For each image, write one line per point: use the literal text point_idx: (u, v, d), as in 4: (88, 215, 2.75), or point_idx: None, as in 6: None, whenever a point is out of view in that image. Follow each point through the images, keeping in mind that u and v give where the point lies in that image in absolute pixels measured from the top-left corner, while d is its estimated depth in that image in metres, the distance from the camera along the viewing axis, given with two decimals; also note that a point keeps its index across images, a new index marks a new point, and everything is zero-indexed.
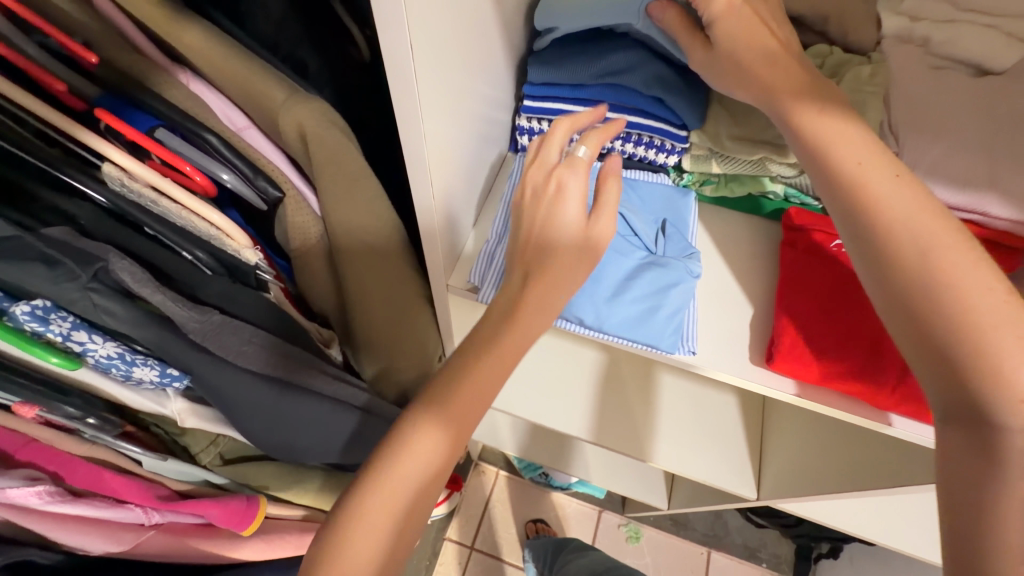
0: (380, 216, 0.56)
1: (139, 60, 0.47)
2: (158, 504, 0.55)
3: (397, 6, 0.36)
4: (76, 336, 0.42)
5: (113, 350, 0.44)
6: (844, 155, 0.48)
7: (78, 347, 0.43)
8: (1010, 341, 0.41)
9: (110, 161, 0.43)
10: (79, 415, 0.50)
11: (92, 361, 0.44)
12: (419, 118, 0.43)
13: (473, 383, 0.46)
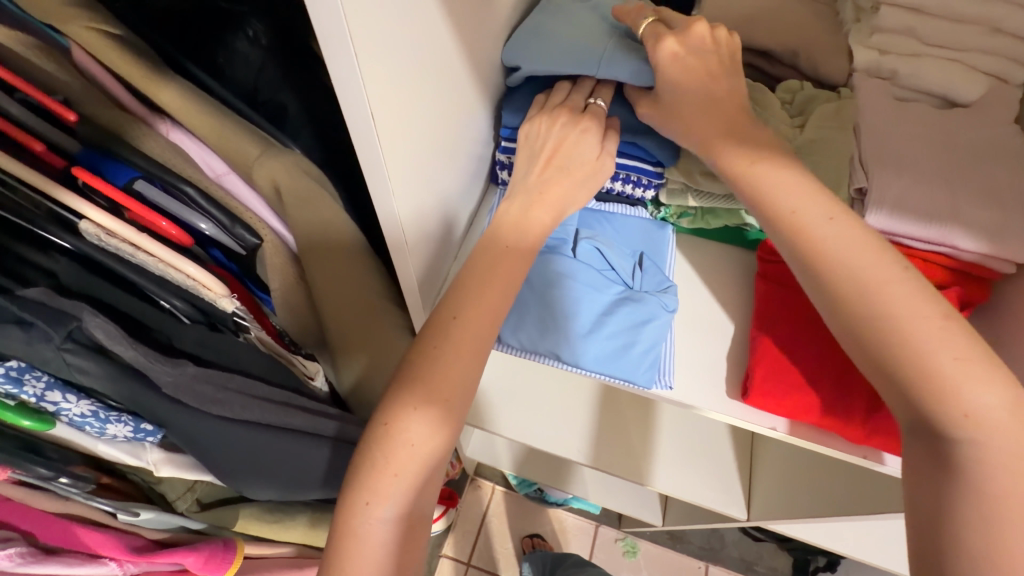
0: (356, 252, 0.56)
1: (119, 115, 0.49)
2: (134, 556, 0.53)
3: (358, 90, 0.38)
4: (51, 396, 0.43)
5: (88, 407, 0.45)
6: (790, 200, 0.50)
7: (52, 407, 0.44)
8: (964, 388, 0.42)
9: (87, 218, 0.43)
10: (51, 476, 0.48)
11: (67, 419, 0.45)
12: (385, 174, 0.45)
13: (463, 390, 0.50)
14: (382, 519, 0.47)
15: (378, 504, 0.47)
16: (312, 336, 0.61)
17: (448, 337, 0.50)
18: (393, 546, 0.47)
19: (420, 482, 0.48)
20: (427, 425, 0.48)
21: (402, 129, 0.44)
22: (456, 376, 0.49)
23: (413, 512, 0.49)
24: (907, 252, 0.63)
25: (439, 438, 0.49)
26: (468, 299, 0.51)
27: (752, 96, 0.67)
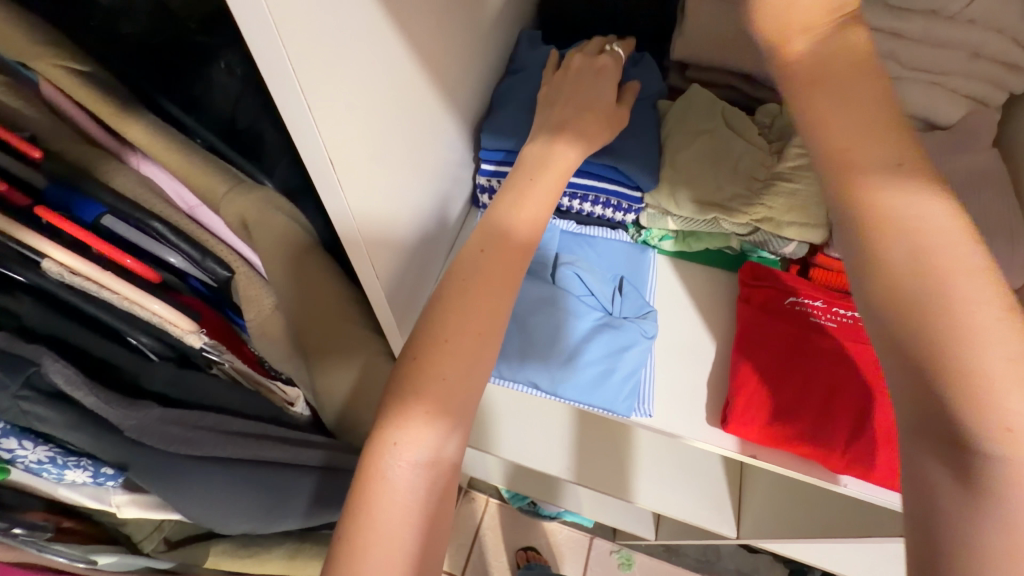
0: (322, 271, 0.54)
1: (88, 151, 0.49)
2: None
3: (313, 136, 0.38)
4: (6, 443, 0.42)
5: (44, 453, 0.44)
6: (842, 135, 0.36)
7: (8, 454, 0.43)
8: None
9: (50, 257, 0.43)
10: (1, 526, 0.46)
11: (23, 466, 0.44)
12: (347, 209, 0.44)
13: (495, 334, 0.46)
14: (413, 463, 0.41)
15: (405, 439, 0.41)
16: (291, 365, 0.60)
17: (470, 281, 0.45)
18: (421, 493, 0.41)
19: (448, 425, 0.43)
20: (446, 391, 0.43)
21: (363, 162, 0.44)
22: (469, 331, 0.44)
23: (445, 458, 0.43)
24: None
25: (480, 369, 0.45)
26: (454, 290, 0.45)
27: (730, 122, 0.66)
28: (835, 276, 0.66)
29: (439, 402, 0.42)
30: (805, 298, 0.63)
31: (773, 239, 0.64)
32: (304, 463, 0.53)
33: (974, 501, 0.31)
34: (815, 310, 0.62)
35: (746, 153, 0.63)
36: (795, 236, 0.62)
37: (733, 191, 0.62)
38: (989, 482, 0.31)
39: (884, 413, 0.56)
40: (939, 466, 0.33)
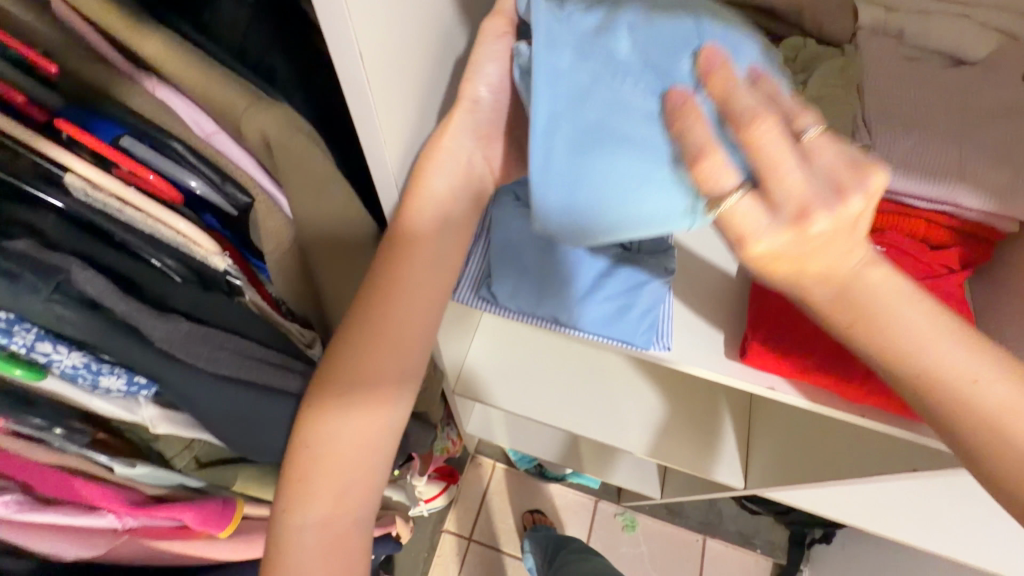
0: (350, 211, 0.55)
1: (101, 70, 0.47)
2: (134, 508, 0.51)
3: (349, 43, 0.36)
4: (41, 347, 0.41)
5: (80, 359, 0.43)
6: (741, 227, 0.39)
7: (43, 358, 0.42)
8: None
9: (72, 172, 0.43)
10: (47, 426, 0.47)
11: (59, 373, 0.43)
12: (376, 124, 0.43)
13: (370, 389, 0.49)
14: (303, 524, 0.48)
15: (294, 516, 0.48)
16: (308, 304, 0.62)
17: (348, 344, 0.49)
18: (321, 551, 0.48)
19: (337, 496, 0.48)
20: (330, 456, 0.48)
21: (393, 75, 0.43)
22: (344, 397, 0.48)
23: (342, 510, 0.49)
24: (911, 211, 0.62)
25: (362, 426, 0.49)
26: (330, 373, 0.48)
27: None
28: None
29: (321, 469, 0.48)
30: None
31: None
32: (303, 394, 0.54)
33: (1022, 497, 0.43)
34: None
35: None
36: None
37: None
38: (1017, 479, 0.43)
39: None
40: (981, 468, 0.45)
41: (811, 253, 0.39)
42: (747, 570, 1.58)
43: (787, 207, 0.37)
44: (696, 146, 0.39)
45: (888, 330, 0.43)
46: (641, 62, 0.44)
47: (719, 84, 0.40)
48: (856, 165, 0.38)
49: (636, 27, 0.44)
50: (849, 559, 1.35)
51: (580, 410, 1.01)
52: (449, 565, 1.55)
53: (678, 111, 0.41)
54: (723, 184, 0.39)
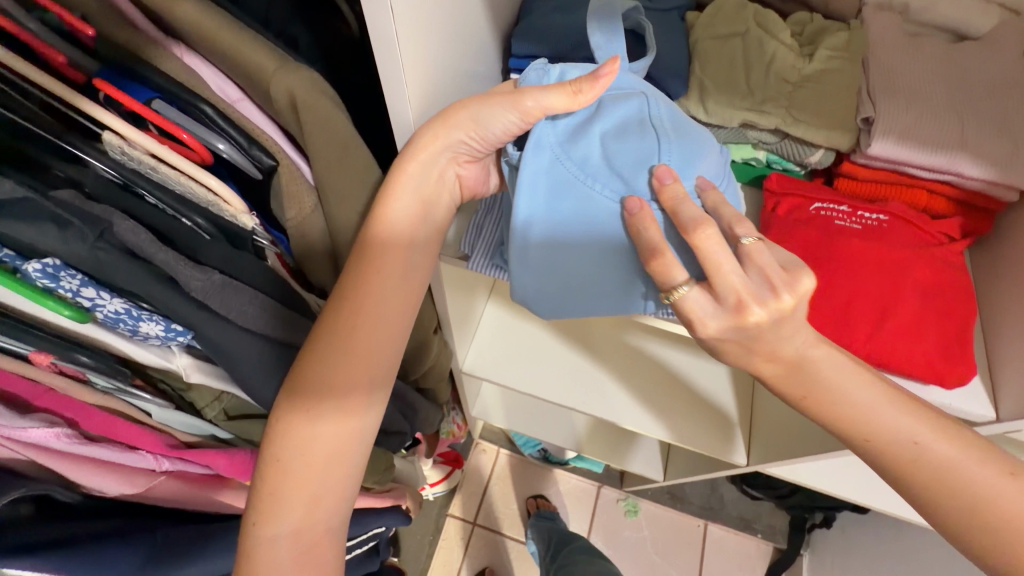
0: (369, 183, 0.57)
1: (134, 34, 0.49)
2: (170, 451, 0.53)
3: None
4: (86, 292, 0.45)
5: (120, 306, 0.46)
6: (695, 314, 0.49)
7: (88, 302, 0.46)
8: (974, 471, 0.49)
9: (109, 130, 0.45)
10: (93, 366, 0.49)
11: (101, 317, 0.47)
12: (402, 78, 0.45)
13: (345, 392, 0.51)
14: (277, 531, 0.49)
15: (268, 526, 0.50)
16: (325, 273, 0.63)
17: (325, 350, 0.51)
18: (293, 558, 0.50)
19: (309, 505, 0.50)
20: (305, 461, 0.50)
21: (421, 34, 0.45)
22: (320, 402, 0.50)
23: (316, 516, 0.51)
24: (910, 182, 0.64)
25: (337, 432, 0.51)
26: (300, 388, 0.50)
27: (760, 23, 0.66)
28: (859, 184, 0.66)
29: (297, 474, 0.50)
30: (830, 203, 0.65)
31: (800, 146, 0.65)
32: None
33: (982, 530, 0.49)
34: (840, 214, 0.64)
35: (779, 54, 0.64)
36: (822, 141, 0.62)
37: (765, 94, 0.63)
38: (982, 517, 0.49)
39: (905, 312, 0.59)
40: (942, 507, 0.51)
41: (755, 337, 0.49)
42: (749, 558, 1.54)
43: (728, 301, 0.48)
44: (648, 249, 0.48)
45: (835, 403, 0.51)
46: (611, 169, 0.50)
47: (672, 199, 0.48)
48: (788, 271, 0.48)
49: (609, 137, 0.51)
50: (853, 541, 1.34)
51: (585, 389, 0.95)
52: (453, 551, 1.49)
53: (633, 220, 0.48)
54: (675, 278, 0.48)
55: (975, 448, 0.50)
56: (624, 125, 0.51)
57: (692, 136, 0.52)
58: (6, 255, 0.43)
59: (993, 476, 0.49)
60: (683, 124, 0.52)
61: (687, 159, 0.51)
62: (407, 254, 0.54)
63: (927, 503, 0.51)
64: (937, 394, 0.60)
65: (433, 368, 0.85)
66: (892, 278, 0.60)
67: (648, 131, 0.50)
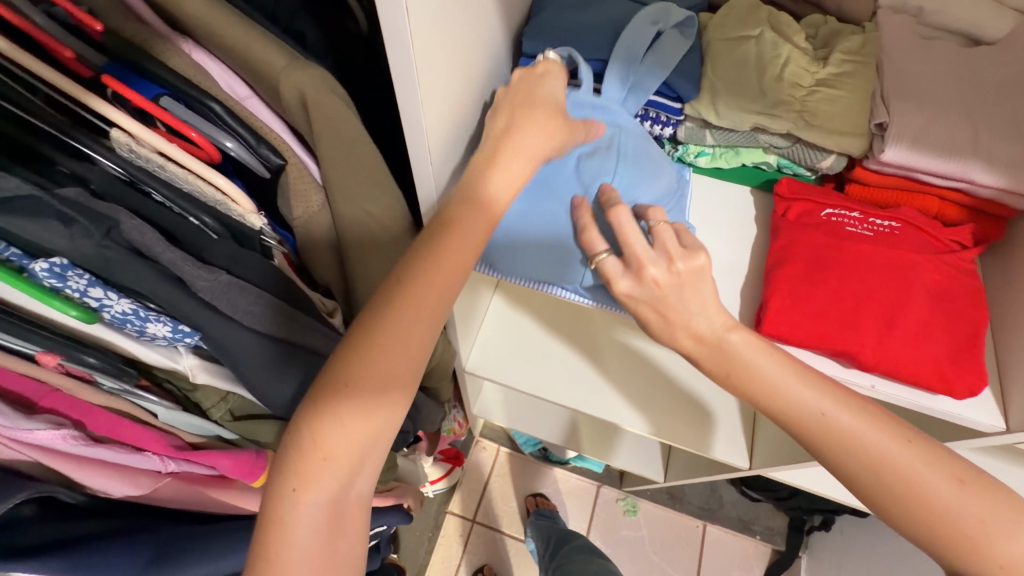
0: (381, 185, 0.57)
1: (142, 29, 0.48)
2: (176, 453, 0.54)
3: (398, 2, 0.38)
4: (93, 292, 0.45)
5: (128, 306, 0.46)
6: (610, 272, 0.53)
7: (95, 302, 0.45)
8: (893, 448, 0.48)
9: (118, 127, 0.44)
10: (98, 367, 0.49)
11: (108, 317, 0.47)
12: (415, 78, 0.44)
13: (407, 361, 0.48)
14: (313, 503, 0.45)
15: (306, 489, 0.45)
16: (332, 274, 0.63)
17: (395, 300, 0.47)
18: (321, 535, 0.45)
19: (349, 475, 0.46)
20: (356, 430, 0.46)
21: (432, 33, 0.44)
22: (388, 364, 0.46)
23: (350, 493, 0.47)
24: (921, 188, 0.64)
25: (390, 401, 0.47)
26: (369, 353, 0.46)
27: (773, 26, 0.66)
28: (869, 188, 0.66)
29: (345, 441, 0.45)
30: (841, 209, 0.64)
31: (811, 150, 0.64)
32: None
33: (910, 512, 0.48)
34: (851, 220, 0.63)
35: (792, 57, 0.63)
36: (833, 146, 0.62)
37: (777, 96, 0.62)
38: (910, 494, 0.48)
39: (913, 316, 0.58)
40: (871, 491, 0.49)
41: (662, 300, 0.52)
42: (747, 558, 1.54)
43: (634, 260, 0.52)
44: (583, 224, 0.54)
45: (766, 387, 0.51)
46: (577, 175, 0.57)
47: (608, 193, 0.55)
48: (690, 247, 0.52)
49: (584, 153, 0.58)
50: (851, 545, 1.34)
51: (583, 387, 0.93)
52: (452, 548, 1.49)
53: (576, 207, 0.55)
54: (596, 246, 0.53)
55: (885, 418, 0.50)
56: (596, 143, 0.58)
57: (649, 164, 0.59)
58: (14, 254, 0.42)
59: (893, 444, 0.48)
60: (641, 154, 0.59)
61: (639, 179, 0.58)
62: (467, 233, 0.49)
63: (846, 475, 0.50)
64: (945, 403, 0.60)
65: (435, 368, 0.83)
66: (902, 286, 0.59)
67: (612, 152, 0.58)
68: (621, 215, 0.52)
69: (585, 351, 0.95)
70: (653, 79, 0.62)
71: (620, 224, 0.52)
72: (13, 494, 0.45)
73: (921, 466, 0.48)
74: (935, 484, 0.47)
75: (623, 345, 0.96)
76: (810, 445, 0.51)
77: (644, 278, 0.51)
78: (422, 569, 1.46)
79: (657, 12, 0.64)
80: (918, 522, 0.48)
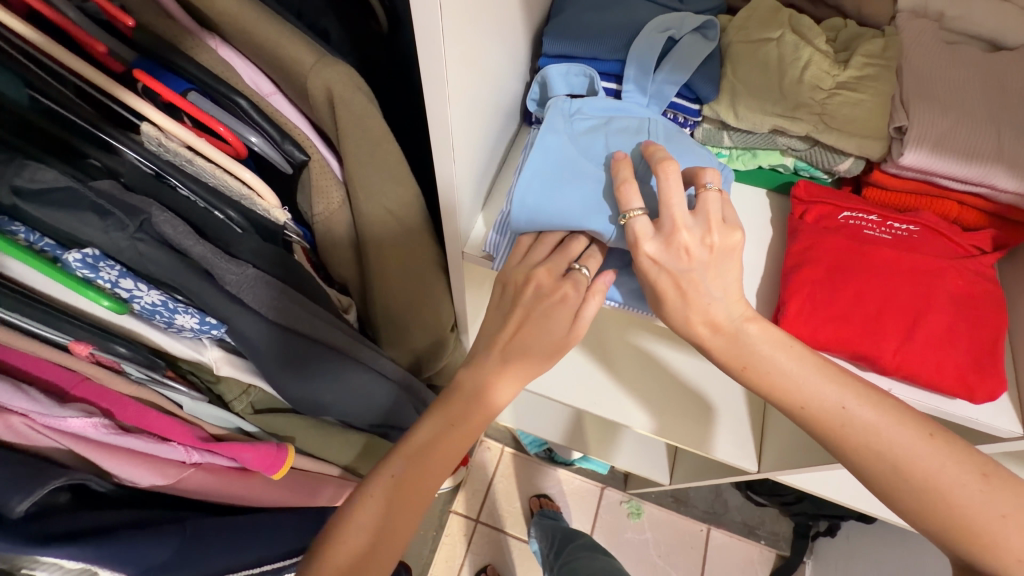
0: (402, 181, 0.57)
1: (173, 25, 0.49)
2: (199, 443, 0.55)
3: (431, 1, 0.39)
4: (123, 283, 0.45)
5: (157, 298, 0.46)
6: (638, 231, 0.50)
7: (126, 293, 0.46)
8: (913, 447, 0.49)
9: (148, 121, 0.46)
10: (128, 357, 0.50)
11: (138, 308, 0.47)
12: (444, 75, 0.44)
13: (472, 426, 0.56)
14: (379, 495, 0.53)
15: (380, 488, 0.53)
16: (350, 269, 0.64)
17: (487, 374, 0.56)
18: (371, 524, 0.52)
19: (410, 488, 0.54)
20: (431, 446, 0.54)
21: (462, 30, 0.44)
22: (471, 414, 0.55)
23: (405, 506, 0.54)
24: (941, 192, 0.63)
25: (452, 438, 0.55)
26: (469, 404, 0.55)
27: (795, 29, 0.66)
28: (887, 193, 0.66)
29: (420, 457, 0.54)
30: (858, 212, 0.64)
31: (829, 154, 0.64)
32: (360, 359, 0.58)
33: (929, 508, 0.49)
34: (869, 223, 0.63)
35: (814, 60, 0.63)
36: (853, 148, 0.62)
37: (796, 100, 0.62)
38: (929, 491, 0.48)
39: (935, 322, 0.58)
40: (887, 485, 0.50)
41: (687, 275, 0.50)
42: (752, 563, 1.53)
43: (670, 226, 0.50)
44: (621, 179, 0.51)
45: (791, 386, 0.51)
46: (603, 153, 0.58)
47: (655, 149, 0.52)
48: (730, 222, 0.51)
49: (612, 135, 0.60)
50: (856, 550, 1.33)
51: (590, 386, 0.93)
52: (457, 547, 1.49)
53: (616, 161, 0.53)
54: (633, 203, 0.50)
55: (909, 416, 0.50)
56: (626, 127, 0.60)
57: (683, 147, 0.60)
58: (48, 245, 0.43)
59: (914, 438, 0.49)
60: (675, 139, 0.61)
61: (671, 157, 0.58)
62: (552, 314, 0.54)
63: (862, 467, 0.51)
64: (962, 407, 0.60)
65: (447, 365, 0.83)
66: (922, 291, 0.59)
67: (641, 133, 0.60)
68: (668, 173, 0.49)
69: (592, 350, 0.96)
70: (673, 85, 0.62)
71: (667, 184, 0.50)
72: (48, 481, 0.45)
73: (943, 463, 0.48)
74: (959, 480, 0.48)
75: (631, 346, 0.96)
76: (829, 442, 0.51)
77: (674, 250, 0.50)
78: (426, 567, 1.47)
79: (672, 20, 0.64)
80: (936, 517, 0.49)
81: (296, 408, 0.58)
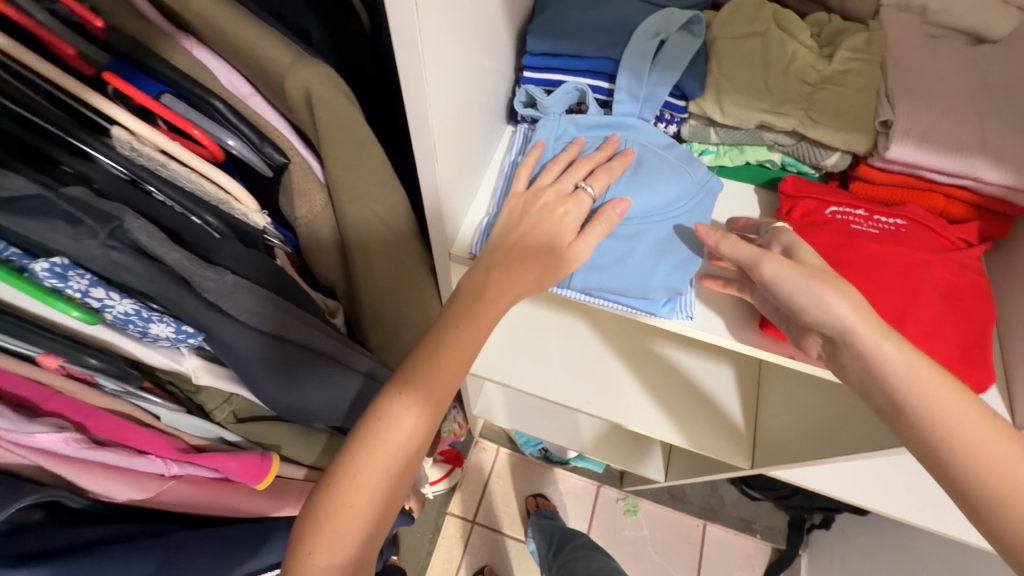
0: (383, 183, 0.56)
1: (147, 28, 0.48)
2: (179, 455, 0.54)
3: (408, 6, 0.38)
4: (94, 293, 0.44)
5: (130, 306, 0.46)
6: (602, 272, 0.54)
7: (97, 303, 0.45)
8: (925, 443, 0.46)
9: (119, 126, 0.45)
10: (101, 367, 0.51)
11: (111, 317, 0.47)
12: (422, 74, 0.43)
13: (443, 379, 0.51)
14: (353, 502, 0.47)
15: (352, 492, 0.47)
16: (336, 274, 0.63)
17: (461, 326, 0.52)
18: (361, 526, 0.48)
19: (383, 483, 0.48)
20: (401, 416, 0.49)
21: (439, 27, 0.43)
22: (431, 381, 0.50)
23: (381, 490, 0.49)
24: (929, 185, 0.63)
25: (415, 418, 0.49)
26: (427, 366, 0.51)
27: (780, 24, 0.66)
28: (875, 187, 0.66)
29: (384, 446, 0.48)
30: (846, 207, 0.64)
31: (816, 149, 0.64)
32: (353, 366, 0.56)
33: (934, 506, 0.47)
34: (857, 218, 0.63)
35: (799, 55, 0.63)
36: (839, 143, 0.61)
37: (783, 94, 0.62)
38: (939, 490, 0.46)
39: (923, 314, 0.58)
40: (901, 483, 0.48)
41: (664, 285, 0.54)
42: (749, 558, 1.54)
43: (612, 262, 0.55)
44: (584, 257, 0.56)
45: None
46: None
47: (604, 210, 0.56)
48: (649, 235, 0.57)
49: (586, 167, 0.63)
50: (851, 543, 1.33)
51: (585, 390, 0.89)
52: (454, 548, 1.48)
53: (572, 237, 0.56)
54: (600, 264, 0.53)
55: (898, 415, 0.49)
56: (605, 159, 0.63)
57: (657, 170, 0.61)
58: (15, 254, 0.42)
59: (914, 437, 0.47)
60: (652, 162, 0.62)
61: (646, 186, 0.60)
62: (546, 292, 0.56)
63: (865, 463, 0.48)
64: None
65: None
66: (912, 288, 0.59)
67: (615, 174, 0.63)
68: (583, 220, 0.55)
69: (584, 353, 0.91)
70: (665, 86, 0.62)
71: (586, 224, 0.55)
72: (19, 498, 0.44)
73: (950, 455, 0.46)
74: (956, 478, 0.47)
75: (625, 347, 0.92)
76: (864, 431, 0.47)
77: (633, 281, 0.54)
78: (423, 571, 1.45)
79: (658, 22, 0.64)
80: None
81: (285, 416, 0.57)
